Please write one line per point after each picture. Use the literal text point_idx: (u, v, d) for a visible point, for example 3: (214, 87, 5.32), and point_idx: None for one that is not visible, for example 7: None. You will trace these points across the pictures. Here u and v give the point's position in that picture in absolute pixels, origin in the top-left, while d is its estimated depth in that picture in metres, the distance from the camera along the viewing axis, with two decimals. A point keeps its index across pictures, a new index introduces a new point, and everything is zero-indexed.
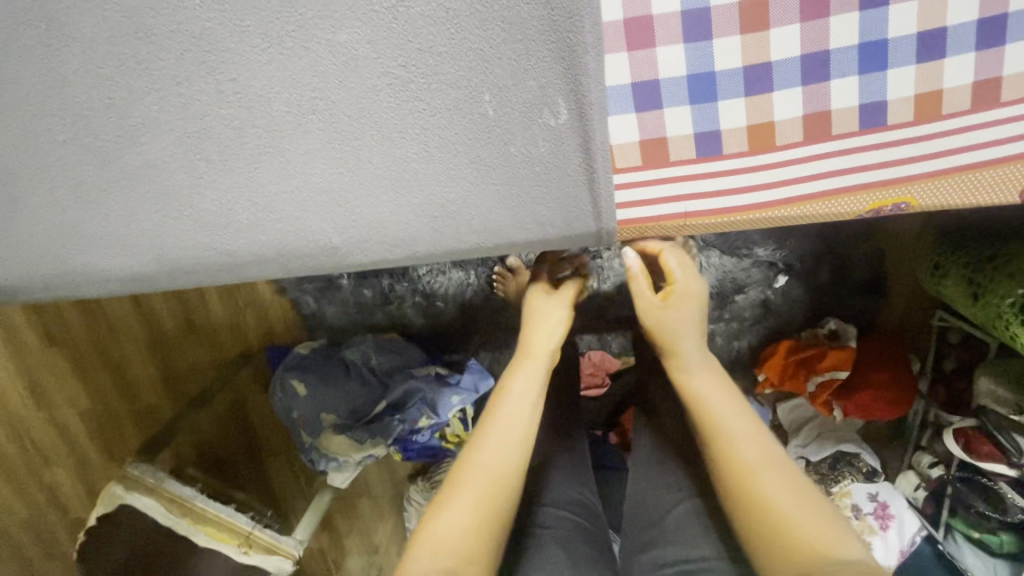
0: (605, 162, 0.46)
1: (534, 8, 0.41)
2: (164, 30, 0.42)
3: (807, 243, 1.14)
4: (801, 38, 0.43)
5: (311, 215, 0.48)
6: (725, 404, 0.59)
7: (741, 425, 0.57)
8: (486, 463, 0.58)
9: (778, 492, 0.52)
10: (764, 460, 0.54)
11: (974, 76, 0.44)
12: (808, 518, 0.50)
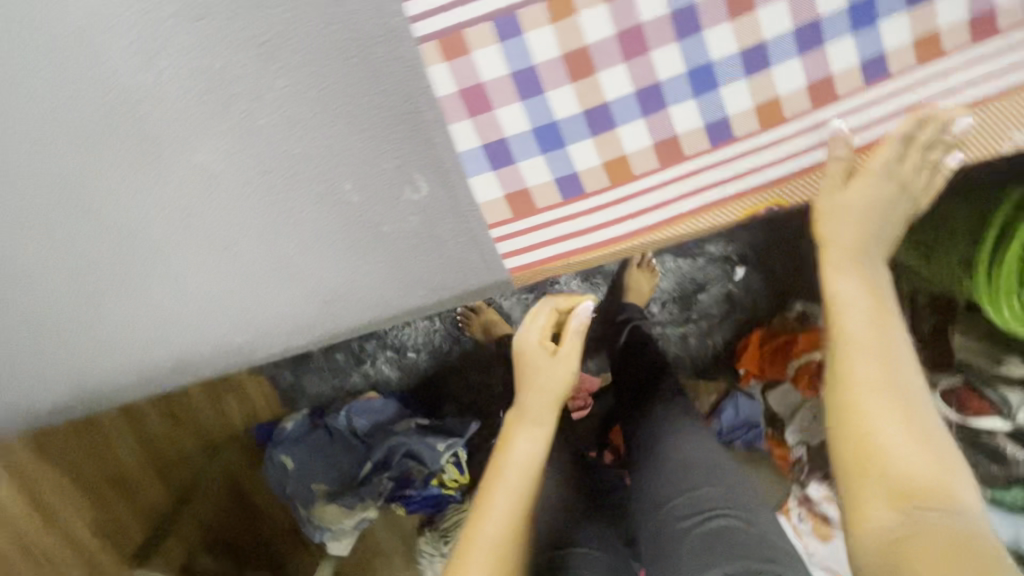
0: (477, 224, 0.48)
1: (366, 103, 0.44)
2: (40, 184, 0.46)
3: (755, 231, 1.15)
4: (628, 76, 0.44)
5: (211, 321, 0.51)
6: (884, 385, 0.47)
7: (912, 385, 0.48)
8: (490, 534, 0.56)
9: (909, 453, 0.45)
10: (905, 421, 0.46)
11: (806, 81, 0.45)
12: (963, 499, 0.43)
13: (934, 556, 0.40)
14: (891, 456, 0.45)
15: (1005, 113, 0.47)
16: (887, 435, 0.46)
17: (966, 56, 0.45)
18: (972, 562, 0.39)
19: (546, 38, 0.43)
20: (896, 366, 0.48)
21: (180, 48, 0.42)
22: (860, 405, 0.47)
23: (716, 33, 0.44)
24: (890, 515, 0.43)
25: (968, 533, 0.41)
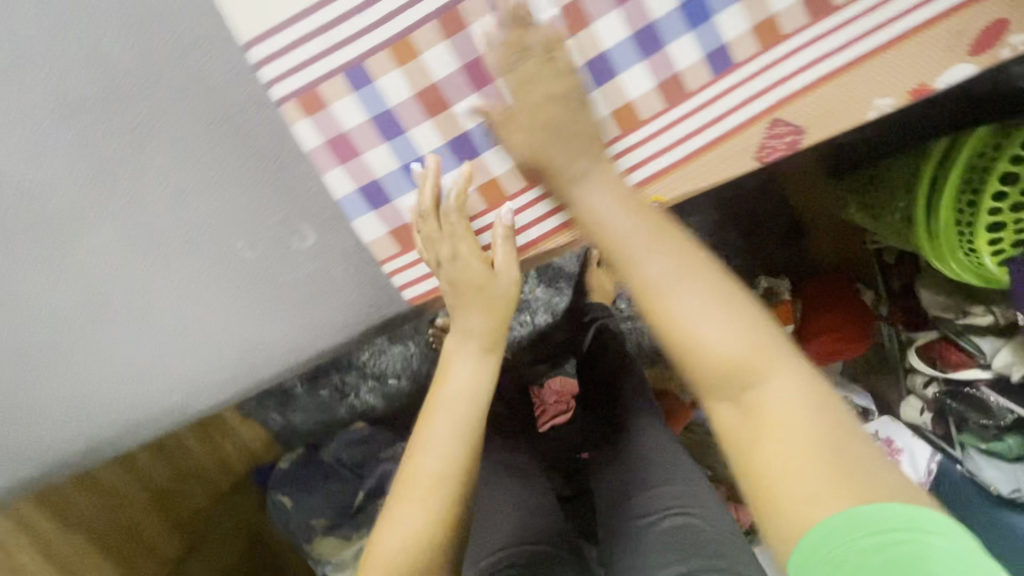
0: (369, 261, 0.51)
1: (243, 167, 0.47)
2: None
3: (708, 215, 1.15)
4: (483, 104, 0.47)
5: (140, 386, 0.54)
6: (732, 338, 0.42)
7: (706, 273, 0.45)
8: (430, 467, 0.54)
9: (765, 376, 0.42)
10: (717, 313, 0.43)
11: (656, 81, 0.47)
12: (784, 369, 0.43)
13: (796, 461, 0.40)
14: (723, 368, 0.42)
15: (861, 83, 0.48)
16: (716, 347, 0.42)
17: (809, 34, 0.46)
18: (830, 456, 0.39)
19: (396, 81, 0.45)
20: (730, 301, 0.44)
21: (63, 139, 0.45)
22: (679, 332, 0.43)
23: (558, 51, 0.45)
24: (754, 429, 0.42)
25: (807, 404, 0.41)
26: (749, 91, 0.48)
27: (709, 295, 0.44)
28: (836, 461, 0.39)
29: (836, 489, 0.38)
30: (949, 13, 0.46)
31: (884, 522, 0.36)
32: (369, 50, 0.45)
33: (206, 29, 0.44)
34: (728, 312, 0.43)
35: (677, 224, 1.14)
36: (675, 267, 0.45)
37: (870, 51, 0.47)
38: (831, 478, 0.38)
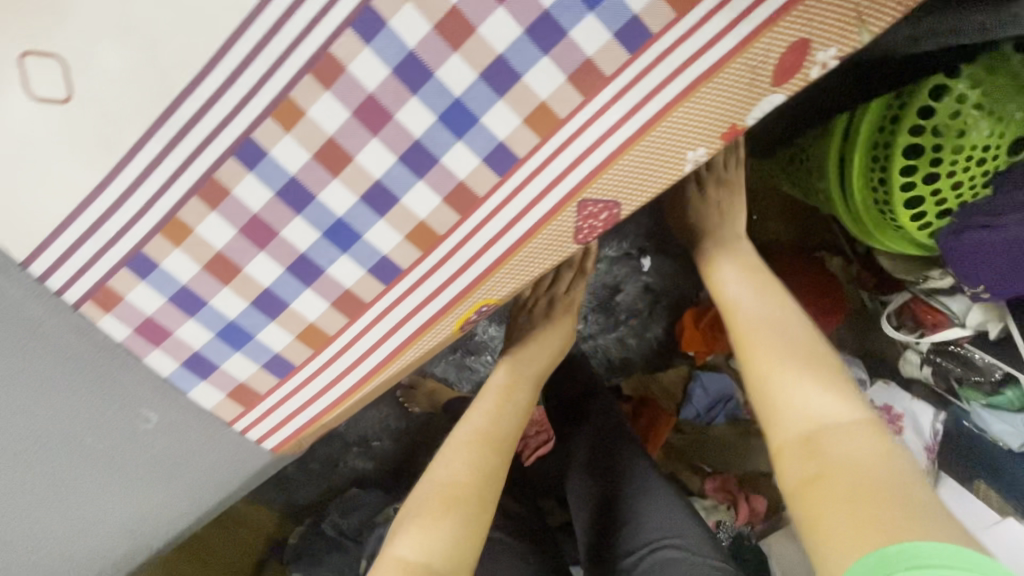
0: (219, 424, 0.51)
1: (63, 372, 0.47)
2: None
3: (643, 220, 1.11)
4: (273, 259, 0.45)
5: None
6: (789, 371, 0.60)
7: (791, 333, 0.65)
8: (444, 473, 0.70)
9: (831, 415, 0.56)
10: (785, 354, 0.62)
11: (441, 196, 0.44)
12: (867, 436, 0.54)
13: (848, 502, 0.48)
14: (801, 411, 0.57)
15: (665, 140, 0.45)
16: (792, 392, 0.59)
17: (590, 110, 0.43)
18: (886, 507, 0.47)
19: (180, 260, 0.45)
20: (806, 350, 0.63)
21: None
22: (775, 381, 0.60)
23: (329, 193, 0.44)
24: (811, 463, 0.53)
25: (881, 469, 0.50)
26: (545, 180, 0.45)
27: (777, 347, 0.64)
28: (887, 505, 0.47)
29: (874, 522, 0.46)
30: (739, 50, 0.42)
31: (928, 556, 0.42)
32: (144, 237, 0.44)
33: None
34: (794, 357, 0.61)
35: (613, 237, 1.10)
36: (769, 312, 0.68)
37: (663, 109, 0.43)
38: (875, 519, 0.46)
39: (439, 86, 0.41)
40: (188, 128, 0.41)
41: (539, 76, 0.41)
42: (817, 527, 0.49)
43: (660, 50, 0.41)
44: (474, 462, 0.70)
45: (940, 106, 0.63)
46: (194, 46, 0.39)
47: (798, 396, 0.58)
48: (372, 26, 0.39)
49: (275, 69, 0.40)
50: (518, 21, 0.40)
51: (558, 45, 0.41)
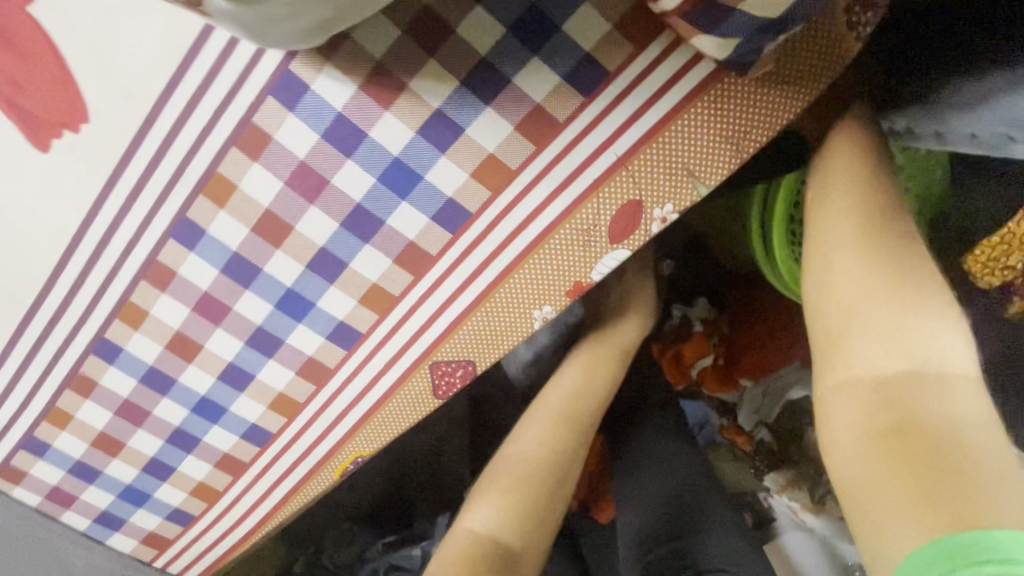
0: (138, 563, 0.55)
1: None
2: None
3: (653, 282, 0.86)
4: (151, 433, 0.48)
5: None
6: (861, 276, 0.41)
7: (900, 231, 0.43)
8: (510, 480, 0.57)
9: (894, 353, 0.39)
10: (863, 263, 0.42)
11: (294, 370, 0.46)
12: (943, 350, 0.38)
13: (885, 461, 0.36)
14: (861, 338, 0.40)
15: (509, 302, 0.44)
16: (866, 319, 0.40)
17: (424, 285, 0.43)
18: (933, 464, 0.35)
19: (69, 440, 0.48)
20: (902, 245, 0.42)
21: None
22: (840, 269, 0.42)
23: (189, 376, 0.45)
24: (873, 419, 0.38)
25: (959, 420, 0.36)
26: (394, 347, 0.45)
27: (883, 249, 0.42)
28: (950, 467, 0.34)
29: (921, 494, 0.34)
30: (564, 217, 0.41)
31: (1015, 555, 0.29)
32: (31, 425, 0.47)
33: None
34: (881, 262, 0.41)
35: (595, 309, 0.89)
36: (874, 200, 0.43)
37: (497, 276, 0.43)
38: (923, 486, 0.34)
39: (269, 278, 0.42)
40: (47, 334, 0.44)
41: (366, 261, 0.42)
42: (846, 483, 0.39)
43: (484, 225, 0.41)
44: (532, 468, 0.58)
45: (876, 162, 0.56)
46: (37, 266, 0.41)
47: (860, 325, 0.41)
48: (191, 234, 0.40)
49: (110, 279, 0.42)
50: (332, 216, 0.40)
51: (378, 232, 0.41)
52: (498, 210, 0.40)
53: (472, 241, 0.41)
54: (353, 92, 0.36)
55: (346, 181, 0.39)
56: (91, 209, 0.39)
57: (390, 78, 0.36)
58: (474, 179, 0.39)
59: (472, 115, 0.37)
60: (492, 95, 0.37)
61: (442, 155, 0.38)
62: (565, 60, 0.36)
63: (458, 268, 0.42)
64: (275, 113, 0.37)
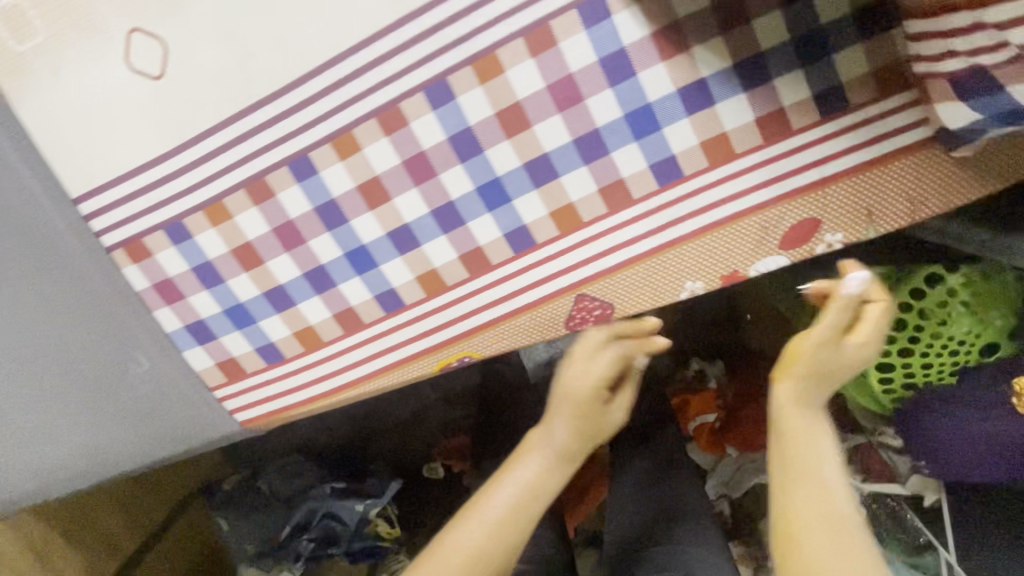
0: (201, 387, 0.55)
1: (75, 301, 0.51)
2: None
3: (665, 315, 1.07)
4: (295, 262, 0.49)
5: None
6: (825, 507, 0.45)
7: (826, 481, 0.46)
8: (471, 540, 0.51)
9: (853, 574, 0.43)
10: (812, 493, 0.46)
11: (458, 252, 0.48)
12: None
13: None
14: (826, 553, 0.44)
15: (672, 264, 0.48)
16: (818, 535, 0.45)
17: (610, 221, 0.47)
18: None
19: (214, 238, 0.49)
20: (826, 494, 0.46)
21: None
22: (794, 500, 0.46)
23: (362, 221, 0.48)
24: None
25: None
26: (554, 267, 0.49)
27: (820, 502, 0.46)
28: None
29: None
30: (755, 210, 0.46)
31: None
32: (188, 210, 0.48)
33: (51, 192, 0.48)
34: (823, 496, 0.46)
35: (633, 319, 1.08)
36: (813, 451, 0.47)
37: (673, 239, 0.47)
38: None
39: (486, 161, 0.45)
40: (259, 130, 0.46)
41: (574, 181, 0.46)
42: None
43: (686, 190, 0.46)
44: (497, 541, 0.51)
45: (949, 278, 0.65)
46: (286, 66, 0.44)
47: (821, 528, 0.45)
48: (442, 97, 0.44)
49: (348, 105, 0.44)
50: (570, 130, 0.44)
51: (600, 159, 0.45)
52: (706, 181, 0.45)
53: (669, 200, 0.46)
54: (643, 35, 0.42)
55: (597, 105, 0.44)
56: (370, 35, 0.42)
57: (681, 36, 0.41)
58: (702, 147, 0.44)
59: (728, 94, 0.43)
60: (753, 85, 0.42)
61: (688, 116, 0.43)
62: (823, 81, 0.42)
63: (647, 218, 0.47)
64: (574, 24, 0.41)
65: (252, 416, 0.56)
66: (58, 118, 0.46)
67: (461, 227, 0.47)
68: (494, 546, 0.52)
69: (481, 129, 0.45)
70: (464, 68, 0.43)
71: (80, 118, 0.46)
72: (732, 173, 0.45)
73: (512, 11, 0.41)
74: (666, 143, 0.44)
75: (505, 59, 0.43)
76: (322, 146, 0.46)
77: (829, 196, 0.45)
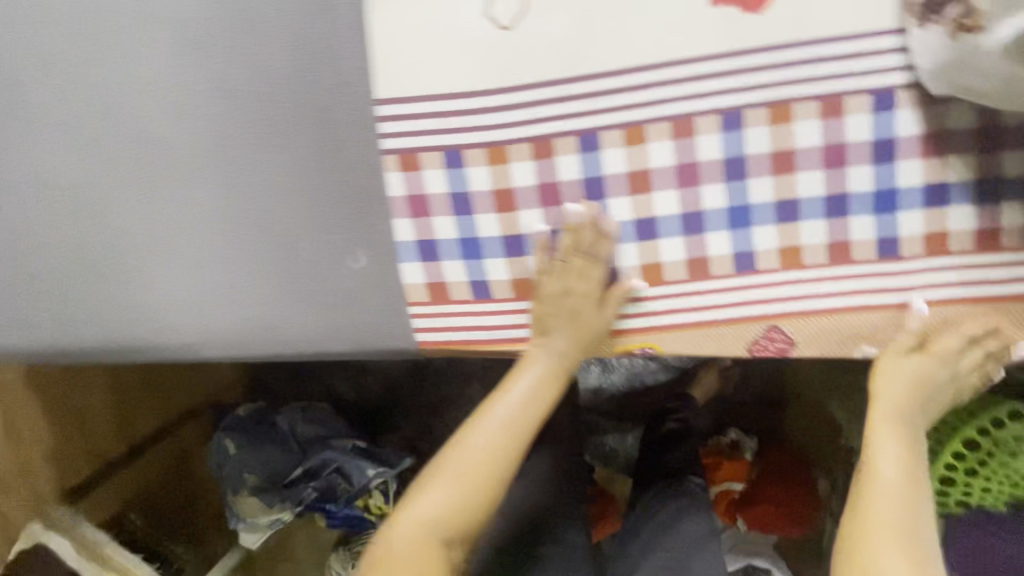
0: (399, 300, 0.58)
1: (326, 185, 0.55)
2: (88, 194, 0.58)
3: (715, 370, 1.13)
4: (543, 219, 0.55)
5: (163, 313, 0.60)
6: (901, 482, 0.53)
7: (898, 467, 0.54)
8: (477, 463, 0.55)
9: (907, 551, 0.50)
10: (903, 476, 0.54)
11: (686, 255, 0.54)
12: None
13: None
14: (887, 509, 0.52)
15: (861, 325, 0.54)
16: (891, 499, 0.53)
17: (825, 271, 0.54)
18: None
19: (483, 174, 0.54)
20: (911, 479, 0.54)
21: (219, 129, 0.55)
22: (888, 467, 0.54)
23: (617, 202, 0.54)
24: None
25: None
26: (761, 295, 0.55)
27: (909, 473, 0.54)
28: None
29: None
30: (946, 302, 0.53)
31: None
32: (471, 141, 0.53)
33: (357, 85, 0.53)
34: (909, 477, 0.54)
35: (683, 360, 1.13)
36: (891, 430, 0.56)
37: (870, 304, 0.54)
38: None
39: (744, 188, 0.52)
40: (566, 97, 0.52)
41: (810, 228, 0.53)
42: None
43: (897, 267, 0.53)
44: (503, 465, 0.56)
45: None
46: (616, 55, 0.50)
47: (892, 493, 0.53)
48: (732, 124, 0.51)
49: (651, 104, 0.51)
50: (825, 186, 0.52)
51: (839, 217, 0.52)
52: (916, 265, 0.53)
53: (881, 270, 0.53)
54: (915, 132, 0.50)
55: (855, 174, 0.51)
56: (697, 56, 0.50)
57: (943, 143, 0.50)
58: (924, 236, 0.52)
59: (961, 201, 0.51)
60: (984, 201, 0.51)
61: (923, 208, 0.51)
62: None
63: (856, 278, 0.53)
64: (864, 104, 0.50)
65: (432, 342, 0.59)
66: (400, 30, 0.52)
67: (698, 236, 0.54)
68: (488, 469, 0.55)
69: (753, 162, 0.52)
70: (760, 108, 0.51)
71: (419, 35, 0.52)
72: (940, 265, 0.52)
73: (819, 77, 0.49)
74: (898, 222, 0.52)
75: (797, 114, 0.50)
76: (614, 128, 0.52)
77: (1013, 312, 0.52)
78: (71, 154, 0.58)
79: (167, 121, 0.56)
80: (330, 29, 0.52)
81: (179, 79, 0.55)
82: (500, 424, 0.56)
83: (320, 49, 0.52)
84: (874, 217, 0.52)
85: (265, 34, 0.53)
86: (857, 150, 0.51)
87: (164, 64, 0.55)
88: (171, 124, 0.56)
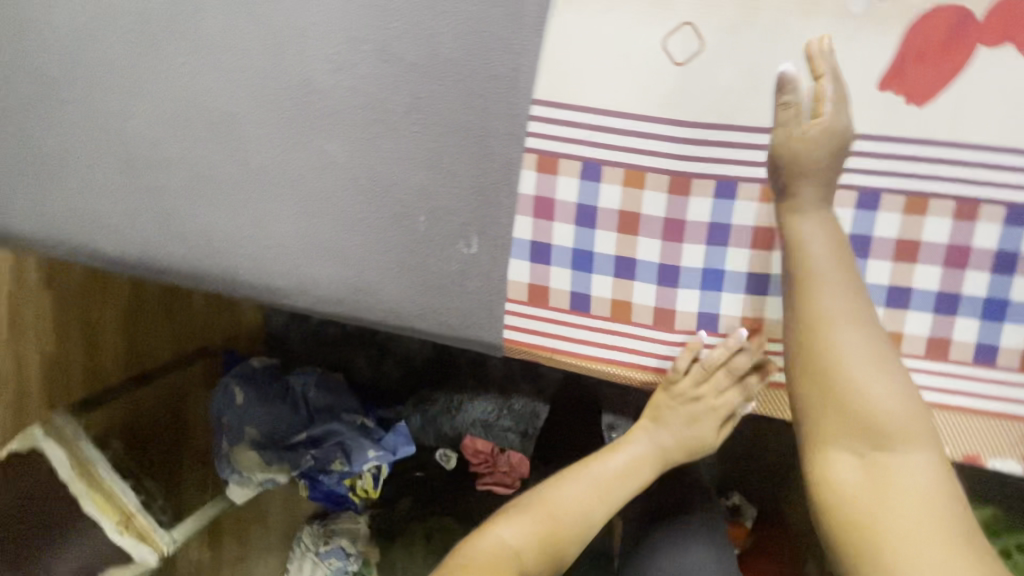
0: (498, 295, 0.58)
1: (460, 167, 0.56)
2: (223, 119, 0.59)
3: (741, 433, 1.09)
4: (660, 249, 0.56)
5: (264, 251, 0.60)
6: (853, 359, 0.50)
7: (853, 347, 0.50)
8: (564, 506, 0.65)
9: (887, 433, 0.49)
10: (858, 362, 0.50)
11: None
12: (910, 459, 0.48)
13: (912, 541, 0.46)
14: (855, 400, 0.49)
15: (941, 423, 0.55)
16: (853, 390, 0.50)
17: (918, 364, 0.55)
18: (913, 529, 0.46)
19: (614, 193, 0.55)
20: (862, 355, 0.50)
21: (371, 90, 0.56)
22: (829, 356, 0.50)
23: (737, 251, 0.55)
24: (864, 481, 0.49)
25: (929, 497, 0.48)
26: None
27: (865, 347, 0.50)
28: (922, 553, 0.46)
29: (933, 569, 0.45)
30: None
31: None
32: (612, 160, 0.55)
33: (518, 81, 0.54)
34: (866, 357, 0.50)
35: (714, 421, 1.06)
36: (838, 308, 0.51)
37: (955, 405, 0.55)
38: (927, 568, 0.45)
39: (863, 266, 0.54)
40: (715, 140, 0.53)
41: (915, 319, 0.54)
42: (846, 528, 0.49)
43: (988, 376, 0.54)
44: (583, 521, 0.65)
45: None
46: (773, 113, 0.52)
47: (856, 379, 0.50)
48: (867, 204, 0.53)
49: None
50: (940, 282, 0.53)
51: (946, 314, 0.54)
52: (1007, 378, 0.54)
53: (972, 375, 0.54)
54: None
55: (972, 278, 0.53)
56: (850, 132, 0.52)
57: None
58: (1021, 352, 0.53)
59: None
60: None
61: None
62: None
63: (946, 376, 0.55)
64: (997, 214, 0.51)
65: (518, 342, 0.59)
66: (573, 41, 0.54)
67: None
68: (570, 519, 0.65)
69: (876, 244, 0.53)
70: (898, 194, 0.52)
71: (590, 50, 0.53)
72: None
73: (961, 178, 0.51)
74: (999, 332, 0.53)
75: (932, 208, 0.52)
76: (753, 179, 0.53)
77: None
78: (216, 78, 0.58)
79: (323, 70, 0.57)
80: (507, 24, 0.54)
81: (346, 34, 0.56)
82: (587, 484, 0.66)
83: (491, 40, 0.54)
84: (978, 321, 0.54)
85: (443, 14, 0.54)
86: (979, 256, 0.52)
87: (335, 17, 0.56)
88: (326, 74, 0.57)
